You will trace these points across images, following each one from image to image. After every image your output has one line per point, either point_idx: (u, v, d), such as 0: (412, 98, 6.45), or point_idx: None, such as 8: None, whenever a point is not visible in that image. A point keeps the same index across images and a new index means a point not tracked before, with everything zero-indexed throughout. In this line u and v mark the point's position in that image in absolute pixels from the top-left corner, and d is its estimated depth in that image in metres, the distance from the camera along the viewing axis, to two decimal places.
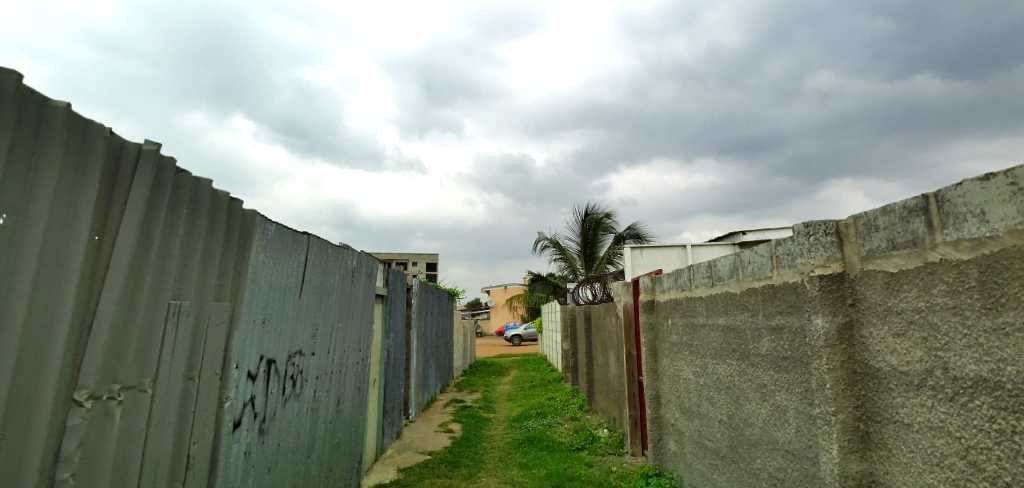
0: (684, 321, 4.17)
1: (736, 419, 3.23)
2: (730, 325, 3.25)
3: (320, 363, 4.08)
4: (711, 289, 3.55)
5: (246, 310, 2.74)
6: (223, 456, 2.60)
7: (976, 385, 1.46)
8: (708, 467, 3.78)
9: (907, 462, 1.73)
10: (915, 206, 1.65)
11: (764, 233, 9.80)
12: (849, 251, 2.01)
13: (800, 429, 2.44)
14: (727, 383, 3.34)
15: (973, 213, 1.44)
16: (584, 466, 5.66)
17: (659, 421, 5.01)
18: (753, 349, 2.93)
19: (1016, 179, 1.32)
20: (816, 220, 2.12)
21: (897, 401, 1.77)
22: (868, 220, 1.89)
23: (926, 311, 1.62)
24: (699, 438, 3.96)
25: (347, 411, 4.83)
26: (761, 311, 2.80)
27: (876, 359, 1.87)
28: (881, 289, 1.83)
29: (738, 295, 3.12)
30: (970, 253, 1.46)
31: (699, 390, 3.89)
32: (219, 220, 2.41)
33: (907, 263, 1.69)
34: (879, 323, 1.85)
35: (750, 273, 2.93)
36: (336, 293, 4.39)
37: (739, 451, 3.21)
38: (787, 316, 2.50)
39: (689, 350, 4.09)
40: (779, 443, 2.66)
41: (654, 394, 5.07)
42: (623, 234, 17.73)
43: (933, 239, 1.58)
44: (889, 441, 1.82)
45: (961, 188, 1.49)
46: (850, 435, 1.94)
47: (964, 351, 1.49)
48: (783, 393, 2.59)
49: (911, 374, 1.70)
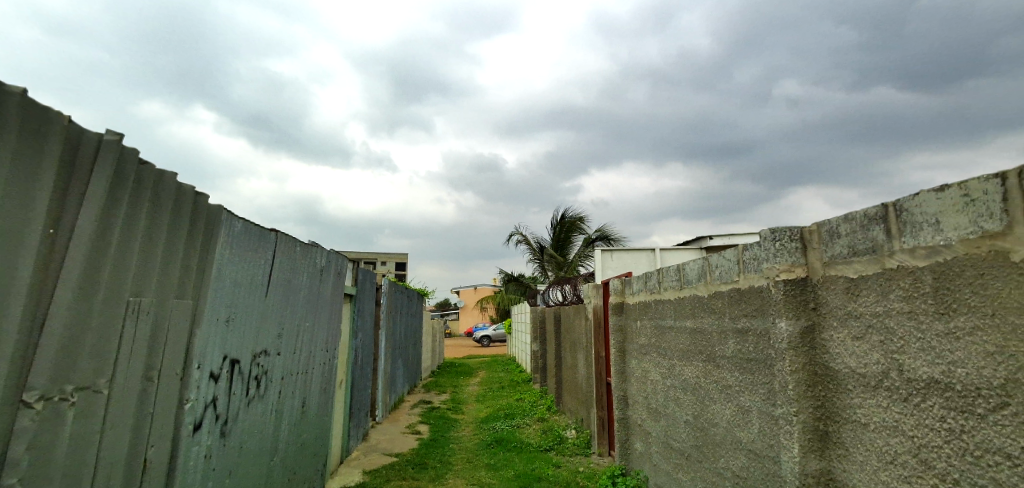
0: (652, 323, 4.25)
1: (701, 419, 3.31)
2: (697, 327, 3.33)
3: (286, 364, 3.98)
4: (680, 292, 3.61)
5: (210, 310, 2.65)
6: (182, 458, 2.51)
7: (928, 387, 1.52)
8: (673, 467, 3.85)
9: (863, 460, 1.81)
10: (875, 214, 1.73)
11: (731, 238, 10.06)
12: (812, 256, 2.09)
13: (762, 429, 2.52)
14: (694, 385, 3.40)
15: (928, 222, 1.51)
16: (551, 466, 5.71)
17: (626, 422, 5.09)
18: (719, 351, 3.00)
19: (969, 191, 1.39)
20: (781, 227, 2.20)
21: (855, 402, 1.85)
22: (831, 227, 1.96)
23: (884, 315, 1.69)
24: (664, 438, 4.04)
25: (313, 412, 4.74)
26: (726, 313, 2.87)
27: (835, 361, 1.94)
28: (841, 294, 1.91)
29: (705, 298, 3.19)
30: (925, 260, 1.53)
31: (666, 390, 3.97)
32: (182, 216, 2.32)
33: (866, 269, 1.77)
34: (838, 327, 1.93)
35: (716, 277, 3.01)
36: (304, 292, 4.30)
37: (703, 451, 3.29)
38: (751, 319, 2.58)
39: (656, 352, 4.17)
40: (742, 442, 2.74)
41: (621, 395, 5.15)
42: (594, 236, 17.88)
43: (891, 246, 1.65)
44: (847, 440, 1.89)
45: (918, 198, 1.56)
46: (810, 434, 2.01)
47: (918, 353, 1.56)
48: (746, 394, 2.67)
49: (868, 375, 1.77)
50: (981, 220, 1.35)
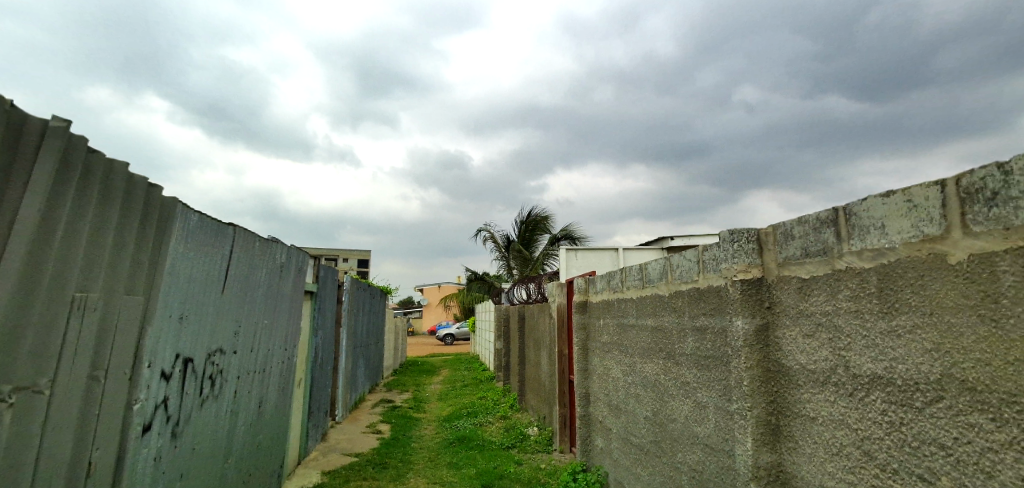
0: (614, 321, 4.33)
1: (660, 415, 3.39)
2: (658, 325, 3.41)
3: (242, 362, 3.85)
4: (642, 291, 3.69)
5: (162, 307, 2.54)
6: (129, 462, 2.40)
7: (872, 382, 1.61)
8: (632, 462, 3.94)
9: (811, 452, 1.90)
10: (826, 218, 1.81)
11: (691, 239, 10.35)
12: (768, 257, 2.17)
13: (718, 424, 2.60)
14: (654, 382, 3.48)
15: (875, 226, 1.59)
16: (513, 464, 5.74)
17: (587, 419, 5.17)
18: (678, 349, 3.09)
19: (911, 197, 1.47)
20: (739, 228, 2.27)
21: (805, 397, 1.94)
22: (785, 229, 2.05)
23: (833, 314, 1.78)
24: (624, 434, 4.13)
25: (270, 412, 4.61)
26: (686, 312, 2.96)
27: (787, 358, 2.03)
28: (794, 294, 2.00)
29: (666, 297, 3.27)
30: (872, 262, 1.61)
31: (626, 388, 4.05)
32: (134, 208, 2.22)
33: (818, 270, 1.86)
34: (791, 325, 2.02)
35: (677, 276, 3.09)
36: (262, 289, 4.18)
37: (661, 446, 3.38)
38: (710, 317, 2.67)
39: (618, 350, 4.25)
40: (699, 437, 2.83)
41: (583, 392, 5.22)
42: (559, 235, 18.03)
43: (841, 248, 1.73)
44: (797, 433, 1.98)
45: (866, 202, 1.64)
46: (763, 428, 2.10)
47: (863, 350, 1.65)
48: (703, 390, 2.76)
49: (818, 372, 1.86)
50: (923, 224, 1.43)
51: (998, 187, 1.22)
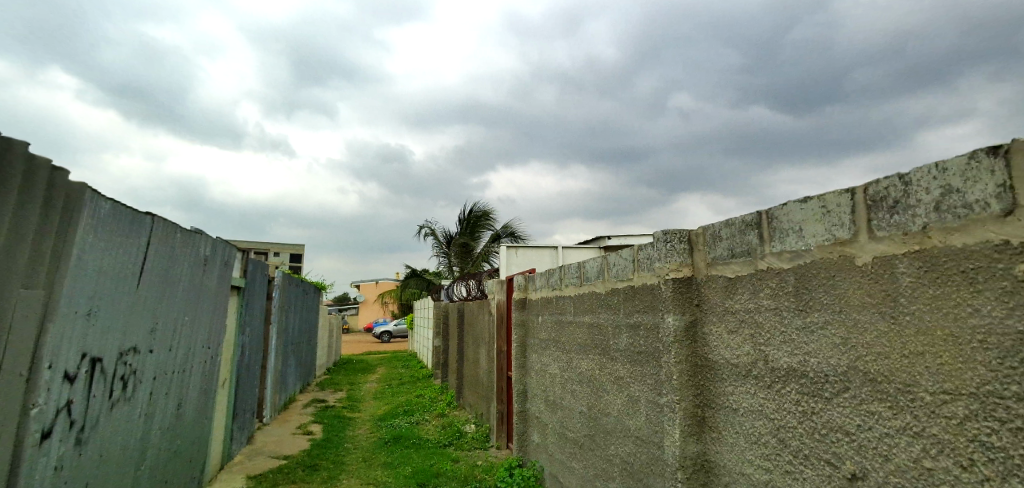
0: (553, 318, 4.39)
1: (594, 410, 3.48)
2: (594, 322, 3.50)
3: (159, 362, 3.59)
4: (580, 288, 3.76)
5: (65, 302, 2.32)
6: (25, 473, 2.17)
7: (788, 374, 1.73)
8: (567, 455, 4.02)
9: (733, 441, 2.02)
10: (751, 221, 1.92)
11: (627, 238, 10.69)
12: (697, 257, 2.28)
13: (649, 417, 2.71)
14: (590, 377, 3.57)
15: (794, 230, 1.71)
16: (449, 461, 5.71)
17: (524, 414, 5.23)
18: (613, 344, 3.18)
19: (826, 203, 1.59)
20: (673, 229, 2.37)
21: (728, 389, 2.05)
22: (714, 231, 2.16)
23: (755, 311, 1.89)
24: (560, 428, 4.21)
25: (190, 415, 4.32)
26: (621, 309, 3.05)
27: (713, 353, 2.14)
28: (720, 292, 2.11)
29: (602, 294, 3.36)
30: (790, 262, 1.73)
31: (563, 383, 4.13)
32: (35, 192, 2.01)
33: (742, 270, 1.97)
34: (717, 321, 2.13)
35: (613, 274, 3.18)
36: (183, 283, 3.91)
37: (595, 439, 3.47)
38: (643, 314, 2.77)
39: (556, 346, 4.33)
40: (631, 429, 2.93)
41: (521, 388, 5.28)
42: (500, 232, 18.11)
43: (763, 250, 1.85)
44: (720, 423, 2.10)
45: (786, 207, 1.76)
46: (690, 420, 2.20)
47: (780, 345, 1.77)
48: (636, 385, 2.86)
49: (740, 365, 1.97)
50: (834, 229, 1.55)
51: (900, 195, 1.34)
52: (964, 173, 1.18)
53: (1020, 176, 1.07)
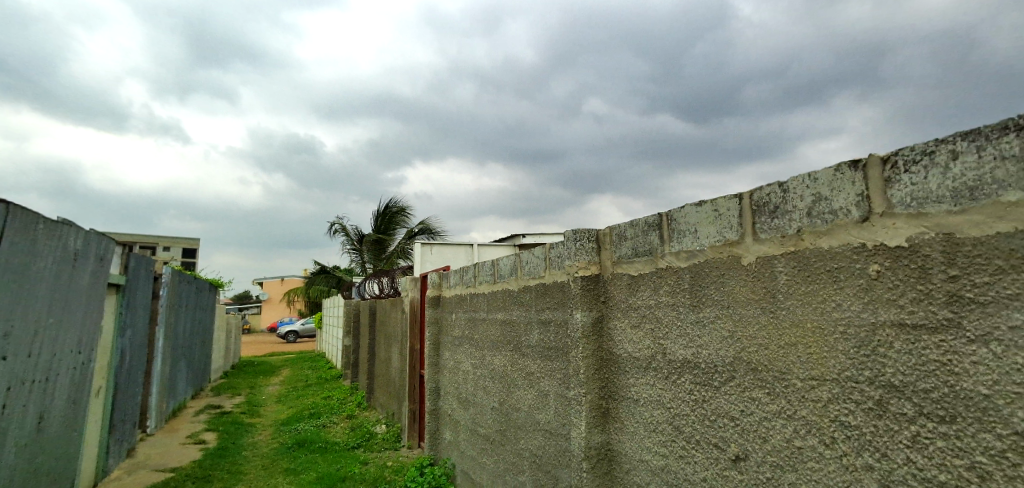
0: (466, 315, 4.39)
1: (506, 405, 3.52)
2: (506, 318, 3.54)
3: (14, 370, 3.12)
4: (494, 285, 3.78)
5: None
6: None
7: (683, 366, 1.85)
8: (478, 451, 4.03)
9: (633, 430, 2.12)
10: (652, 222, 2.03)
11: (540, 236, 10.94)
12: (604, 255, 2.37)
13: (557, 411, 2.78)
14: (501, 373, 3.61)
15: (690, 231, 1.83)
16: (358, 464, 5.52)
17: (436, 413, 5.18)
18: (524, 340, 3.24)
19: (718, 207, 1.72)
20: (582, 228, 2.45)
21: (630, 381, 2.16)
22: (619, 231, 2.26)
23: (655, 307, 2.00)
24: (471, 425, 4.21)
25: (55, 429, 3.80)
26: (533, 306, 3.11)
27: (617, 347, 2.24)
28: (625, 289, 2.21)
29: (515, 292, 3.41)
30: (686, 261, 1.85)
31: (475, 380, 4.14)
32: None
33: (644, 268, 2.07)
34: (621, 317, 2.23)
35: (526, 272, 3.23)
36: (46, 280, 3.43)
37: (506, 434, 3.51)
38: (553, 311, 2.84)
39: (469, 343, 4.32)
40: (540, 423, 2.99)
41: (433, 387, 5.22)
42: (415, 229, 17.80)
43: (663, 249, 1.96)
44: (623, 414, 2.20)
45: (684, 210, 1.87)
46: (595, 412, 2.29)
47: (677, 339, 1.88)
48: (546, 379, 2.93)
49: (641, 358, 2.08)
50: (725, 231, 1.67)
51: (779, 202, 1.48)
52: (831, 183, 1.32)
53: (874, 186, 1.22)
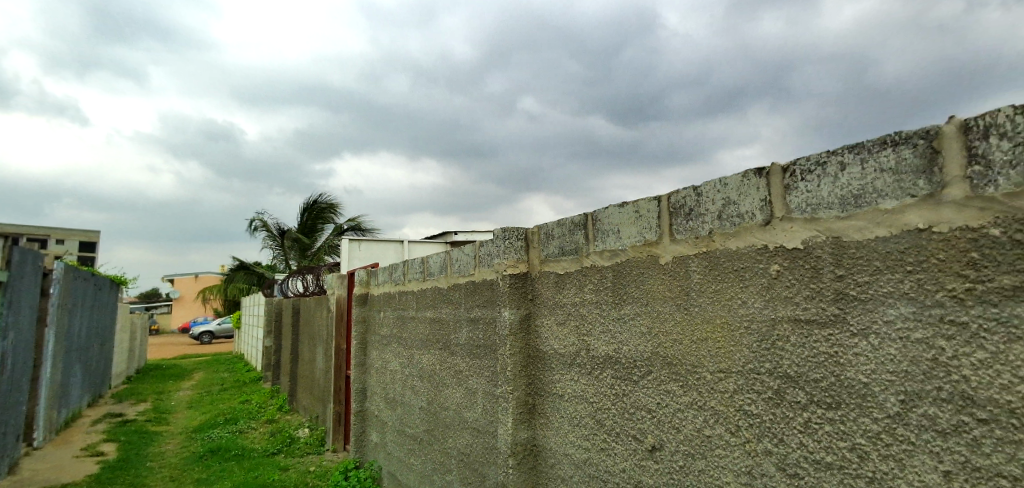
0: (395, 314, 4.30)
1: (434, 404, 3.49)
2: (436, 316, 3.50)
3: None
4: (423, 283, 3.73)
5: None
6: None
7: (605, 362, 1.91)
8: (405, 452, 3.97)
9: (558, 425, 2.17)
10: (578, 222, 2.08)
11: (473, 234, 10.92)
12: (532, 254, 2.40)
13: (485, 408, 2.79)
14: (430, 372, 3.56)
15: (614, 231, 1.89)
16: (277, 470, 5.26)
17: (362, 414, 5.03)
18: (453, 339, 3.22)
19: (639, 208, 1.79)
20: (510, 226, 2.47)
21: (555, 377, 2.20)
22: (547, 230, 2.29)
23: (579, 305, 2.05)
24: (399, 425, 4.13)
25: None
26: (462, 304, 3.10)
27: (543, 344, 2.28)
28: (551, 286, 2.25)
29: (444, 290, 3.38)
30: (609, 260, 1.91)
31: (403, 379, 4.06)
32: None
33: (570, 267, 2.12)
34: (547, 314, 2.27)
35: (456, 270, 3.21)
36: None
37: (434, 434, 3.48)
38: (482, 309, 2.84)
39: (397, 342, 4.23)
40: (468, 421, 2.99)
41: (360, 387, 5.07)
42: (344, 225, 17.19)
43: (588, 249, 2.01)
44: (548, 409, 2.25)
45: (608, 210, 1.93)
46: (522, 408, 2.32)
47: (600, 335, 1.94)
48: (474, 377, 2.93)
49: (566, 355, 2.13)
50: (644, 231, 1.75)
51: (694, 205, 1.56)
52: (739, 188, 1.42)
53: (776, 193, 1.31)
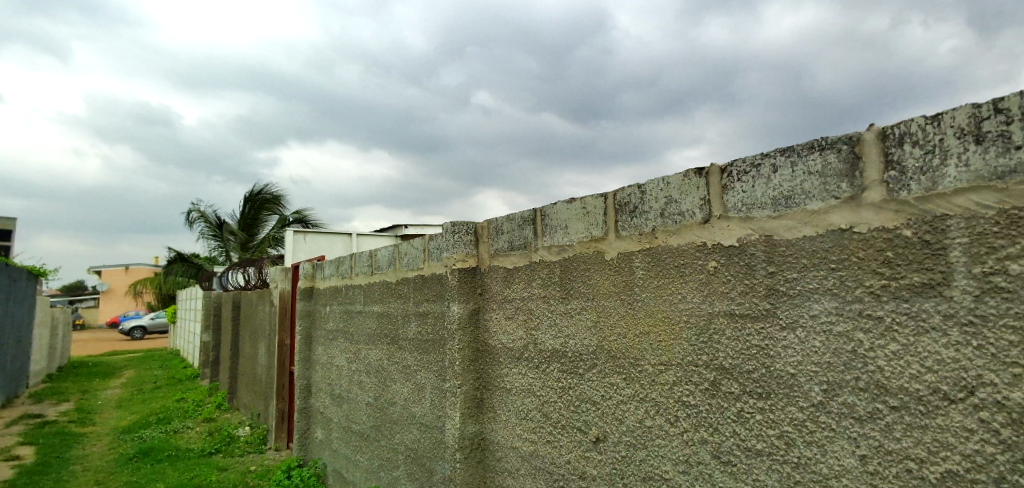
0: (341, 308, 4.19)
1: (381, 399, 3.43)
2: (384, 311, 3.43)
3: None
4: (371, 277, 3.65)
5: None
6: None
7: (552, 355, 1.93)
8: (351, 449, 3.89)
9: (505, 419, 2.18)
10: (527, 217, 2.09)
11: (424, 228, 10.78)
12: (482, 248, 2.39)
13: (433, 403, 2.77)
14: (377, 367, 3.50)
15: (562, 227, 1.91)
16: (215, 471, 5.05)
17: (307, 411, 4.89)
18: (401, 333, 3.17)
19: (586, 204, 1.81)
20: (460, 220, 2.45)
21: (503, 371, 2.21)
22: (497, 225, 2.29)
23: (528, 299, 2.07)
24: (345, 422, 4.04)
25: None
26: (411, 298, 3.05)
27: (492, 338, 2.29)
28: (500, 281, 2.25)
29: (392, 284, 3.32)
30: (557, 256, 1.93)
31: (350, 375, 3.97)
32: None
33: (519, 262, 2.13)
34: (496, 309, 2.27)
35: (404, 264, 3.16)
36: None
37: (381, 430, 3.42)
38: (431, 303, 2.81)
39: (344, 337, 4.13)
40: (416, 416, 2.96)
41: (304, 384, 4.91)
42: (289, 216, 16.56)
43: (537, 244, 2.03)
44: (496, 403, 2.26)
45: (556, 206, 1.95)
46: (470, 402, 2.32)
47: (547, 329, 1.96)
48: (422, 372, 2.89)
49: (514, 349, 2.14)
50: (591, 227, 1.77)
51: (638, 202, 1.60)
52: (681, 187, 1.46)
53: (714, 192, 1.37)
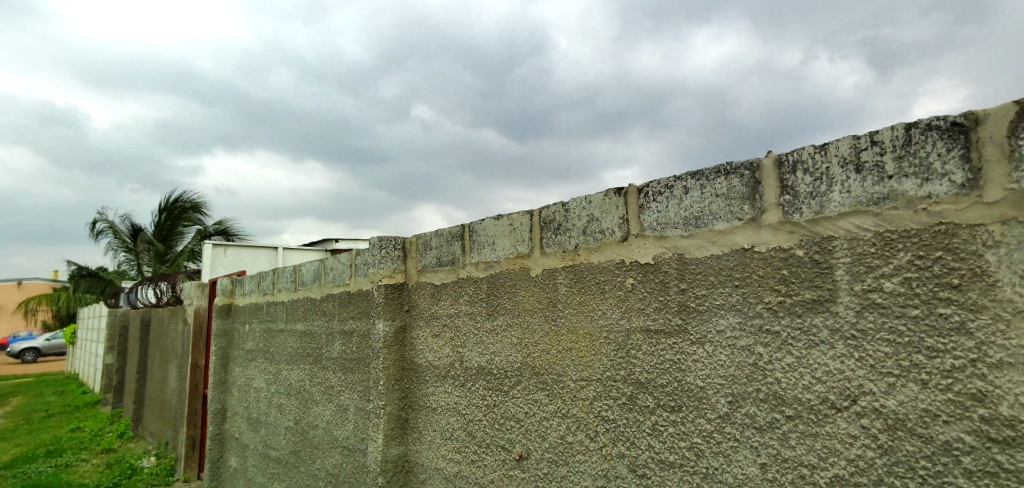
0: (261, 326, 3.96)
1: (302, 423, 3.25)
2: (307, 329, 3.28)
3: None
4: (294, 293, 3.48)
5: None
6: None
7: (478, 373, 1.91)
8: (268, 477, 3.65)
9: (430, 439, 2.13)
10: (455, 233, 2.07)
11: (356, 243, 10.47)
12: (409, 264, 2.35)
13: (357, 425, 2.66)
14: (298, 389, 3.32)
15: (489, 243, 1.91)
16: None
17: (220, 438, 4.55)
18: (325, 352, 3.03)
19: (513, 221, 1.82)
20: (388, 235, 2.39)
21: (429, 390, 2.16)
22: (425, 240, 2.26)
23: (454, 316, 2.04)
24: (262, 448, 3.79)
25: None
26: (336, 316, 2.93)
27: (418, 356, 2.23)
28: (428, 297, 2.21)
29: (317, 300, 3.18)
30: (484, 272, 1.92)
31: (269, 398, 3.74)
32: None
33: (447, 277, 2.11)
34: (423, 326, 2.22)
35: (329, 280, 3.04)
36: None
37: (301, 455, 3.24)
38: (357, 320, 2.71)
39: (263, 357, 3.90)
40: (338, 440, 2.82)
41: (218, 408, 4.58)
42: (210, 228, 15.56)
43: (465, 260, 2.01)
44: (420, 424, 2.19)
45: (484, 222, 1.95)
46: (393, 423, 2.24)
47: (473, 346, 1.94)
48: (346, 393, 2.77)
49: (440, 367, 2.10)
50: (517, 244, 1.79)
51: (562, 220, 1.63)
52: (602, 206, 1.50)
53: (632, 211, 1.41)
